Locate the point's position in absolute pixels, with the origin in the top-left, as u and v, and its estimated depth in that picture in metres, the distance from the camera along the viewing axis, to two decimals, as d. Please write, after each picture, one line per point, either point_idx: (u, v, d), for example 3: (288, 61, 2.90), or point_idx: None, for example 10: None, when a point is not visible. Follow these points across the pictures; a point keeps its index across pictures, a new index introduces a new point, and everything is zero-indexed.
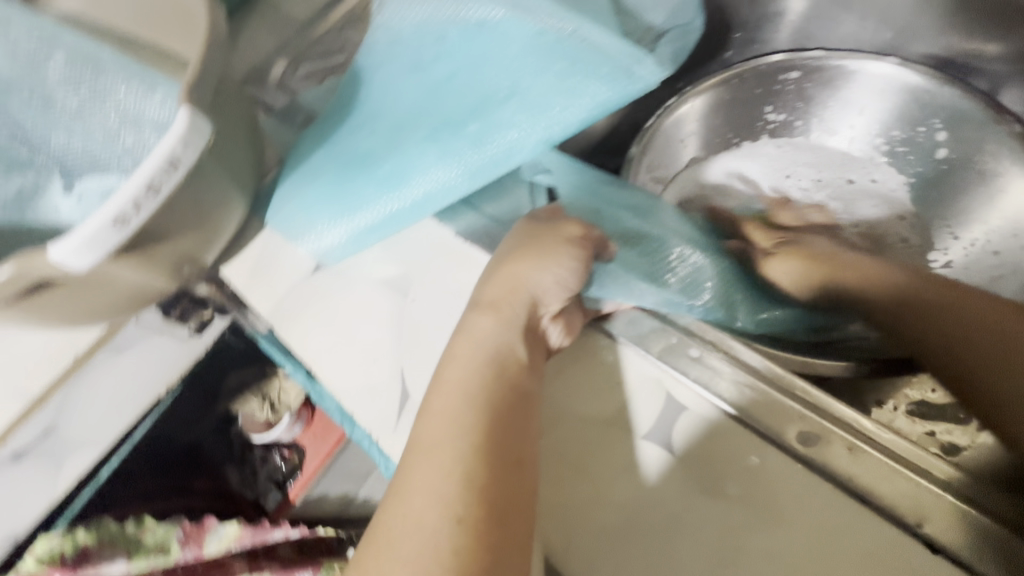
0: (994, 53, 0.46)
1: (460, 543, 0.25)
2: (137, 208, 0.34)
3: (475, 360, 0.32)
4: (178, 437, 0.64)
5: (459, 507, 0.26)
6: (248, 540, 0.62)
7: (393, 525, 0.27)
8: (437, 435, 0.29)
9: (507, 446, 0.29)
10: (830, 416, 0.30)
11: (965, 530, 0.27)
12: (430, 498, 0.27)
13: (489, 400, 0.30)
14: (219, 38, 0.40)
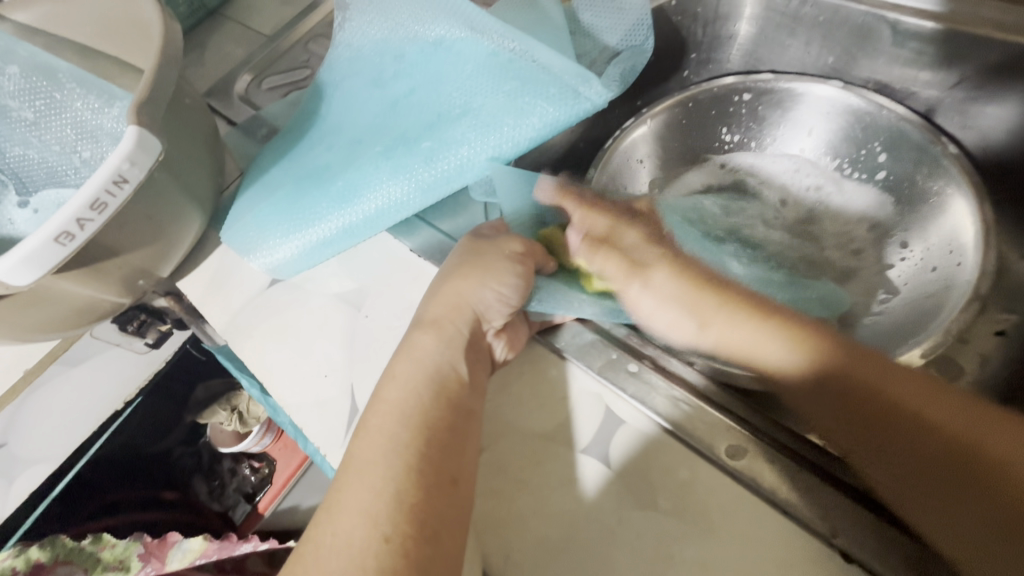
0: (928, 78, 0.48)
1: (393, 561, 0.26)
2: (82, 225, 0.34)
3: (416, 378, 0.32)
4: (146, 450, 0.67)
5: (393, 526, 0.27)
6: (214, 554, 0.66)
7: (328, 545, 0.27)
8: (376, 453, 0.29)
9: (443, 463, 0.29)
10: (757, 430, 0.31)
11: (878, 543, 0.28)
12: (365, 519, 0.27)
13: (429, 418, 0.31)
14: (172, 55, 0.40)
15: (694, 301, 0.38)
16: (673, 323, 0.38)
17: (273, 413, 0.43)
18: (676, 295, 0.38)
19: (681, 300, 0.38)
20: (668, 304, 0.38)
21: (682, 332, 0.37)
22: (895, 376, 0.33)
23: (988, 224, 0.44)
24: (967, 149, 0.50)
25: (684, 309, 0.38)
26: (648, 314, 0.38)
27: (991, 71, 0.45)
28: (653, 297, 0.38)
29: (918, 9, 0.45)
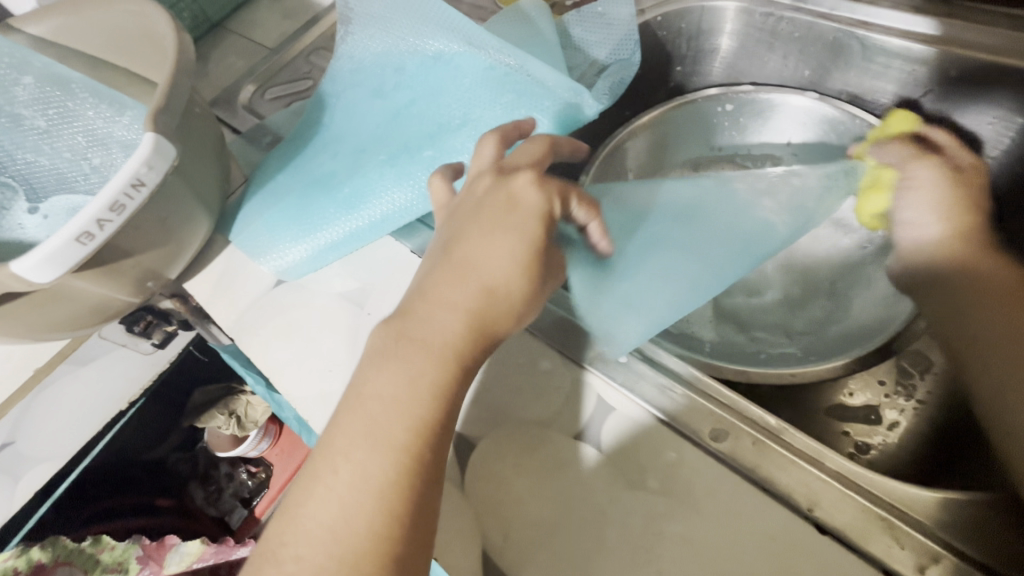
0: (897, 91, 0.52)
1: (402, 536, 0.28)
2: (101, 226, 0.36)
3: None
4: (141, 456, 0.67)
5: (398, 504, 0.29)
6: (209, 557, 0.69)
7: None
8: None
9: None
10: (740, 415, 0.34)
11: (850, 516, 0.30)
12: None
13: None
14: (186, 67, 0.42)
15: (943, 202, 0.43)
16: (918, 219, 0.44)
17: (279, 408, 0.46)
18: (933, 201, 0.44)
19: (940, 198, 0.43)
20: (919, 200, 0.44)
21: (929, 225, 0.43)
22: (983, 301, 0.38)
23: None
24: None
25: (936, 203, 0.43)
26: (910, 221, 0.44)
27: (954, 83, 0.48)
28: (927, 205, 0.44)
29: (886, 26, 0.48)
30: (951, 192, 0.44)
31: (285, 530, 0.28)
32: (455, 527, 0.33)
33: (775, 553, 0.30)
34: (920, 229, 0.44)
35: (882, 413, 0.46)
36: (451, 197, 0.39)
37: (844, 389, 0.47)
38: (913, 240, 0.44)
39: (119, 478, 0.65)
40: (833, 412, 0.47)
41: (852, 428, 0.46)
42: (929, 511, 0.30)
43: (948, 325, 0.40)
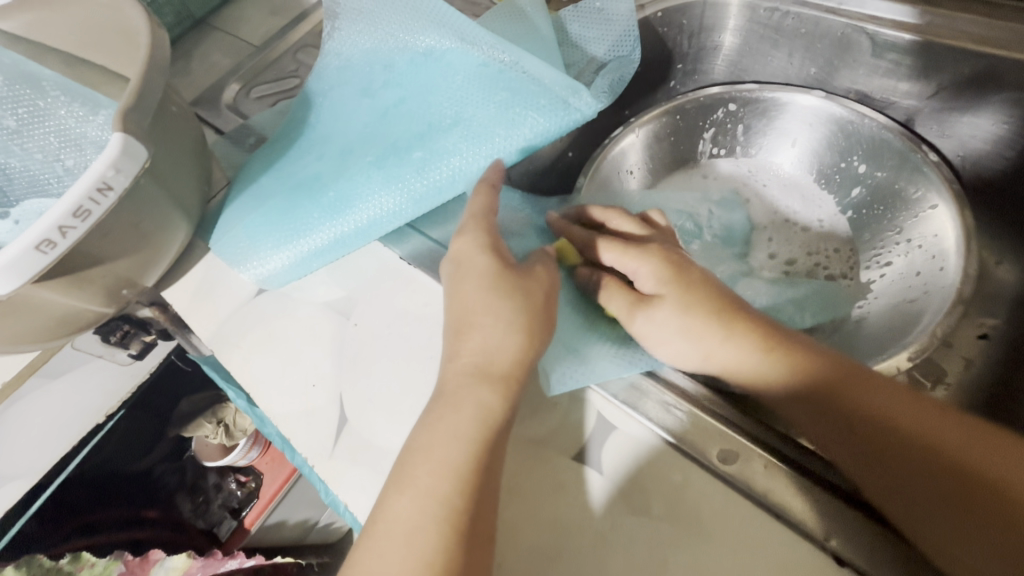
0: (907, 90, 0.50)
1: None
2: (64, 233, 0.33)
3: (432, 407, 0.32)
4: (128, 466, 0.65)
5: None
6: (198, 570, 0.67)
7: None
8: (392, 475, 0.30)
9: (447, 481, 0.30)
10: (748, 434, 0.31)
11: (868, 544, 0.28)
12: None
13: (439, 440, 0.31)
14: (158, 64, 0.40)
15: (695, 327, 0.35)
16: (677, 354, 0.35)
17: (260, 424, 0.43)
18: (682, 328, 0.35)
19: (685, 327, 0.35)
20: (672, 332, 0.35)
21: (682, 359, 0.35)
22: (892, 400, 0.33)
23: (971, 228, 0.45)
24: (945, 158, 0.51)
25: (694, 330, 0.35)
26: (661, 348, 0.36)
27: (966, 81, 0.46)
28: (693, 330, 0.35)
29: (894, 21, 0.46)
30: (700, 300, 0.36)
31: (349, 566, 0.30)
32: None
33: None
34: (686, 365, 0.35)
35: None
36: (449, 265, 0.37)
37: None
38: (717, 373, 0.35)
39: (105, 491, 0.63)
40: None
41: None
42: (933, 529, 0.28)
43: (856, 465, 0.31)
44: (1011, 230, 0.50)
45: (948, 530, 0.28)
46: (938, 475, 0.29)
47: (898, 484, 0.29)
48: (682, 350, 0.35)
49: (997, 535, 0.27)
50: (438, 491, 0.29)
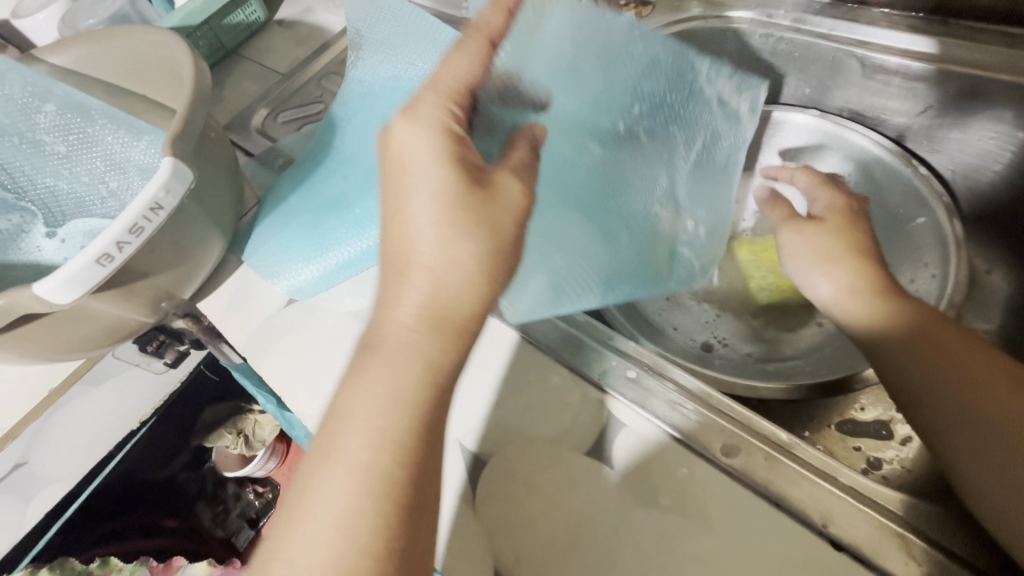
0: (896, 108, 0.52)
1: (370, 540, 0.27)
2: (121, 248, 0.37)
3: (378, 362, 0.30)
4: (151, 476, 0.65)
5: (364, 537, 0.26)
6: None
7: (303, 535, 0.27)
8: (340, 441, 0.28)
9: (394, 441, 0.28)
10: (750, 429, 0.34)
11: (865, 532, 0.30)
12: (328, 519, 0.27)
13: (396, 393, 0.29)
14: (201, 94, 0.44)
15: (828, 254, 0.43)
16: (812, 282, 0.44)
17: (289, 427, 0.46)
18: (818, 257, 0.44)
19: (816, 253, 0.44)
20: (804, 258, 0.44)
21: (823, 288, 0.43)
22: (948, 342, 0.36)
23: (960, 237, 0.47)
24: (936, 172, 0.53)
25: (829, 263, 0.43)
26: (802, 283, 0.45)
27: (953, 100, 0.48)
28: (824, 268, 0.43)
29: (882, 44, 0.49)
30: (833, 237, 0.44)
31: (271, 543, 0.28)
32: (468, 548, 0.33)
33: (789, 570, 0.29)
34: (811, 290, 0.44)
35: (894, 428, 0.46)
36: (386, 138, 0.34)
37: (856, 404, 0.47)
38: (826, 302, 0.43)
39: (129, 500, 0.64)
40: (844, 427, 0.47)
41: (864, 443, 0.46)
42: (930, 521, 0.30)
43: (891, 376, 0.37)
44: (1002, 240, 0.52)
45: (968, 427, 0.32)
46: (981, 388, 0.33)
47: (938, 392, 0.34)
48: (815, 267, 0.44)
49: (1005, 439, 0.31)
50: (375, 457, 0.28)
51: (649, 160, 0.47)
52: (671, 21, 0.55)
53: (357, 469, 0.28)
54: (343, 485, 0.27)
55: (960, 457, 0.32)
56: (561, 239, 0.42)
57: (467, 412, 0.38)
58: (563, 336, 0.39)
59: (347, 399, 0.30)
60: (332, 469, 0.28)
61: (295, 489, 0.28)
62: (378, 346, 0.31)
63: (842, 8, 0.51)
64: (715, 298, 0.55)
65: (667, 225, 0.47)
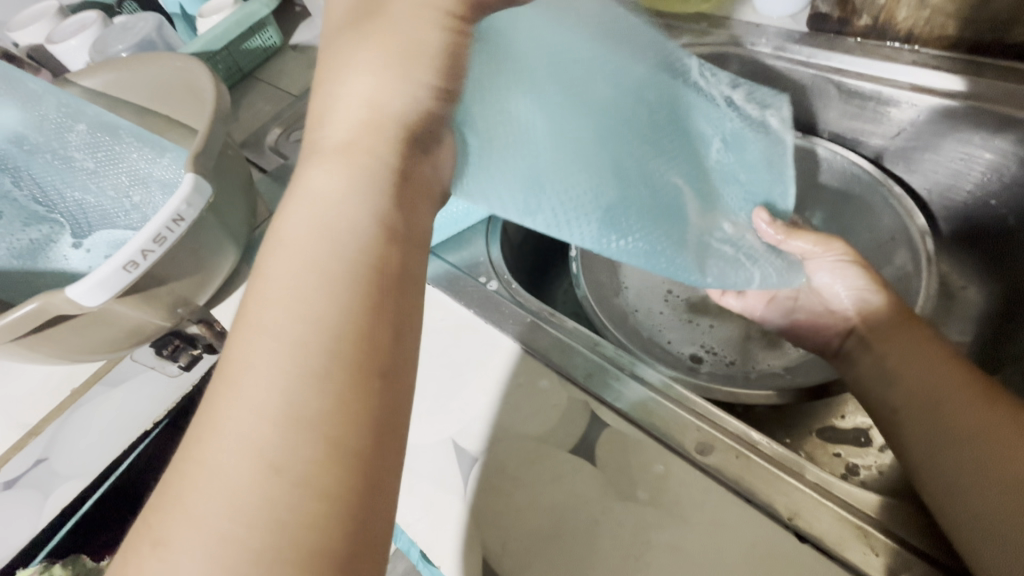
0: (874, 130, 0.54)
1: (324, 433, 0.24)
2: (144, 255, 0.40)
3: (323, 229, 0.27)
4: None
5: (318, 427, 0.24)
6: None
7: (234, 422, 0.24)
8: (286, 310, 0.26)
9: (354, 318, 0.26)
10: (723, 429, 0.36)
11: (825, 524, 0.32)
12: (264, 405, 0.24)
13: (349, 269, 0.27)
14: (219, 117, 0.47)
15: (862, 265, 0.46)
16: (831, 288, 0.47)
17: None
18: (862, 270, 0.45)
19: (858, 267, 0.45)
20: (846, 271, 0.46)
21: (856, 297, 0.45)
22: (926, 343, 0.39)
23: (930, 253, 0.48)
24: (914, 190, 0.55)
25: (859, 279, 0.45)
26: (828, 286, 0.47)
27: (924, 124, 0.50)
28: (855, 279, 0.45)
29: (858, 71, 0.51)
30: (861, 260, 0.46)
31: (187, 445, 0.25)
32: (458, 538, 0.36)
33: (756, 559, 0.31)
34: (835, 298, 0.47)
35: (872, 435, 0.48)
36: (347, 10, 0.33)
37: (835, 412, 0.50)
38: (849, 305, 0.46)
39: None
40: (824, 434, 0.49)
41: (843, 449, 0.48)
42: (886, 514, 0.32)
43: (872, 371, 0.41)
44: (974, 254, 0.53)
45: (935, 414, 0.35)
46: (958, 378, 0.36)
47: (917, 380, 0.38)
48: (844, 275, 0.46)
49: (972, 423, 0.33)
50: (316, 340, 0.25)
51: (686, 133, 0.45)
52: None
53: (289, 349, 0.25)
54: (276, 365, 0.25)
55: (921, 442, 0.35)
56: (557, 159, 0.35)
57: (461, 411, 0.40)
58: (552, 342, 0.42)
59: (287, 272, 0.27)
60: (252, 352, 0.25)
61: (221, 378, 0.25)
62: (324, 215, 0.28)
63: (819, 38, 0.54)
64: (695, 307, 0.58)
65: (700, 219, 0.42)
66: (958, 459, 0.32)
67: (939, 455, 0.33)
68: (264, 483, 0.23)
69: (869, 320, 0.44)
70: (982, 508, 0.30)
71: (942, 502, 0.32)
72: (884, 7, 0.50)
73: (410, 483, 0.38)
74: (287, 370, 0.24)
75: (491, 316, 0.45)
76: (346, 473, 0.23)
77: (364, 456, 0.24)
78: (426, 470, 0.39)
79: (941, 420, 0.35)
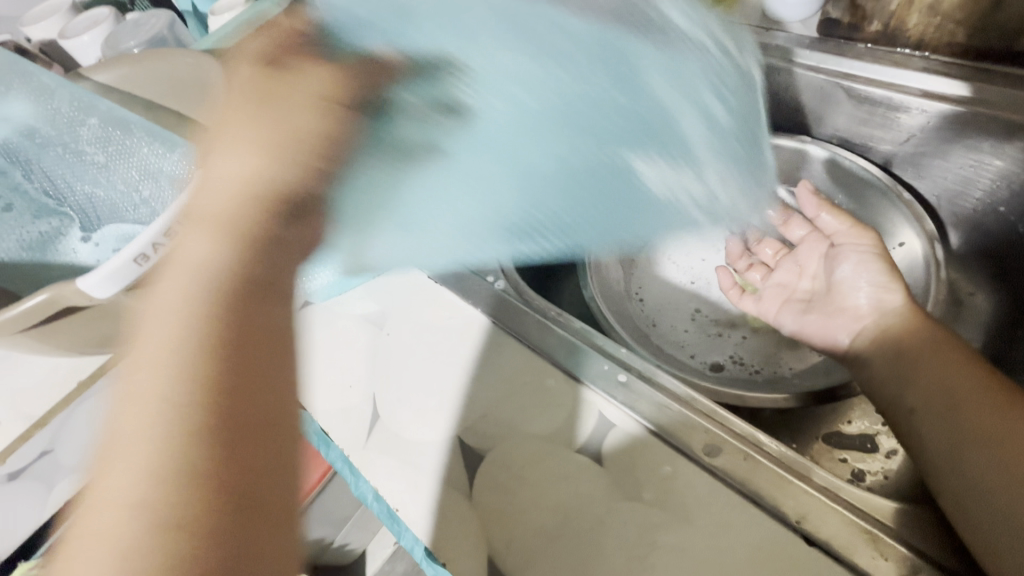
0: (884, 135, 0.54)
1: (196, 464, 0.24)
2: (156, 249, 0.40)
3: (195, 283, 0.30)
4: None
5: (185, 461, 0.24)
6: None
7: (105, 499, 0.24)
8: (147, 365, 0.27)
9: (224, 357, 0.28)
10: (732, 431, 0.36)
11: (836, 527, 0.31)
12: (130, 468, 0.24)
13: (217, 316, 0.29)
14: None
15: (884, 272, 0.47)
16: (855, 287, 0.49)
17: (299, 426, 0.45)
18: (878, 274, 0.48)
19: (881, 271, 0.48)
20: (869, 273, 0.48)
21: (878, 302, 0.46)
22: (940, 347, 0.40)
23: (936, 258, 0.49)
24: (923, 197, 0.55)
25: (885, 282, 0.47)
26: (851, 290, 0.49)
27: (932, 130, 0.50)
28: (878, 276, 0.47)
29: (868, 77, 0.52)
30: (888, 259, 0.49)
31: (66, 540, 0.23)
32: (460, 535, 0.36)
33: (763, 561, 0.31)
34: (850, 298, 0.49)
35: (879, 441, 0.48)
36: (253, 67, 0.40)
37: (842, 418, 0.50)
38: (866, 310, 0.47)
39: None
40: (830, 440, 0.49)
41: (848, 455, 0.48)
42: (901, 520, 0.31)
43: (887, 377, 0.42)
44: (982, 263, 0.53)
45: (953, 419, 0.35)
46: (973, 384, 0.36)
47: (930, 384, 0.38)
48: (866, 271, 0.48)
49: (991, 428, 0.34)
50: (174, 383, 0.26)
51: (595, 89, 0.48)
52: None
53: (153, 399, 0.26)
54: (141, 415, 0.25)
55: (938, 446, 0.35)
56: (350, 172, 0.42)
57: (466, 408, 0.41)
58: (559, 340, 0.42)
59: (160, 337, 0.28)
60: (130, 419, 0.26)
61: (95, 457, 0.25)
62: (186, 268, 0.31)
63: (829, 43, 0.54)
64: (722, 321, 0.57)
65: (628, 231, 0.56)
66: (979, 465, 0.32)
67: (957, 458, 0.33)
68: (144, 530, 0.23)
69: (883, 324, 0.45)
70: (1003, 510, 0.30)
71: (960, 507, 0.32)
72: (894, 13, 0.50)
73: (414, 479, 0.39)
74: (156, 407, 0.25)
75: (498, 315, 0.45)
76: (220, 502, 0.24)
77: (234, 482, 0.24)
78: (430, 467, 0.39)
79: (957, 424, 0.35)
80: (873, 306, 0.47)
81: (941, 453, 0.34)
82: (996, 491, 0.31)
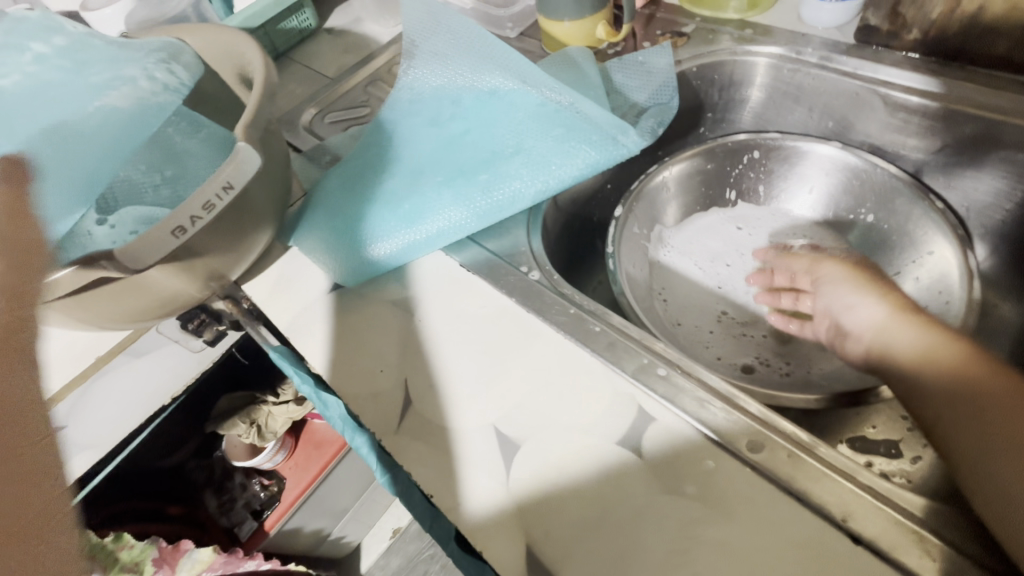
0: (916, 144, 0.55)
1: None
2: (194, 222, 0.40)
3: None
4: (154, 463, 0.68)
5: None
6: (219, 567, 0.73)
7: None
8: None
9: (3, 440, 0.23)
10: (777, 429, 0.35)
11: (884, 527, 0.31)
12: None
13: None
14: (268, 91, 0.47)
15: (869, 286, 0.47)
16: (851, 305, 0.47)
17: (323, 409, 0.44)
18: (855, 288, 0.47)
19: (860, 284, 0.47)
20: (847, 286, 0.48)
21: (867, 313, 0.45)
22: (952, 356, 0.38)
23: (971, 268, 0.48)
24: (951, 208, 0.55)
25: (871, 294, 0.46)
26: (843, 308, 0.47)
27: (967, 141, 0.51)
28: (859, 289, 0.47)
29: (907, 85, 0.52)
30: (862, 272, 0.48)
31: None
32: (496, 524, 0.36)
33: (807, 557, 0.31)
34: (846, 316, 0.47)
35: (903, 448, 0.48)
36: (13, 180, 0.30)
37: (867, 423, 0.50)
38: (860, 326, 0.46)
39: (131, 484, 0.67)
40: (853, 444, 0.49)
41: (871, 460, 0.48)
42: (935, 516, 0.31)
43: (906, 389, 0.40)
44: (1011, 276, 0.53)
45: (982, 427, 0.34)
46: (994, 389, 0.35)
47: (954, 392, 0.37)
48: (845, 285, 0.48)
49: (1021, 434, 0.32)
50: None
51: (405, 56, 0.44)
52: (699, 55, 0.60)
53: None
54: None
55: (968, 452, 0.34)
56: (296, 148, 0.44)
57: (502, 397, 0.40)
58: (598, 333, 0.42)
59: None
60: None
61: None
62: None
63: (865, 50, 0.55)
64: (746, 321, 0.57)
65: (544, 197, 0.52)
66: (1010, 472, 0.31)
67: (986, 465, 0.32)
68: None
69: (883, 338, 0.43)
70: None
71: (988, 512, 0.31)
72: (934, 22, 0.51)
73: (448, 467, 0.38)
74: None
75: (534, 306, 0.44)
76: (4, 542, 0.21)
77: None
78: (464, 455, 0.39)
79: (986, 429, 0.34)
80: (860, 323, 0.46)
81: (962, 450, 0.34)
82: (1008, 484, 0.31)
